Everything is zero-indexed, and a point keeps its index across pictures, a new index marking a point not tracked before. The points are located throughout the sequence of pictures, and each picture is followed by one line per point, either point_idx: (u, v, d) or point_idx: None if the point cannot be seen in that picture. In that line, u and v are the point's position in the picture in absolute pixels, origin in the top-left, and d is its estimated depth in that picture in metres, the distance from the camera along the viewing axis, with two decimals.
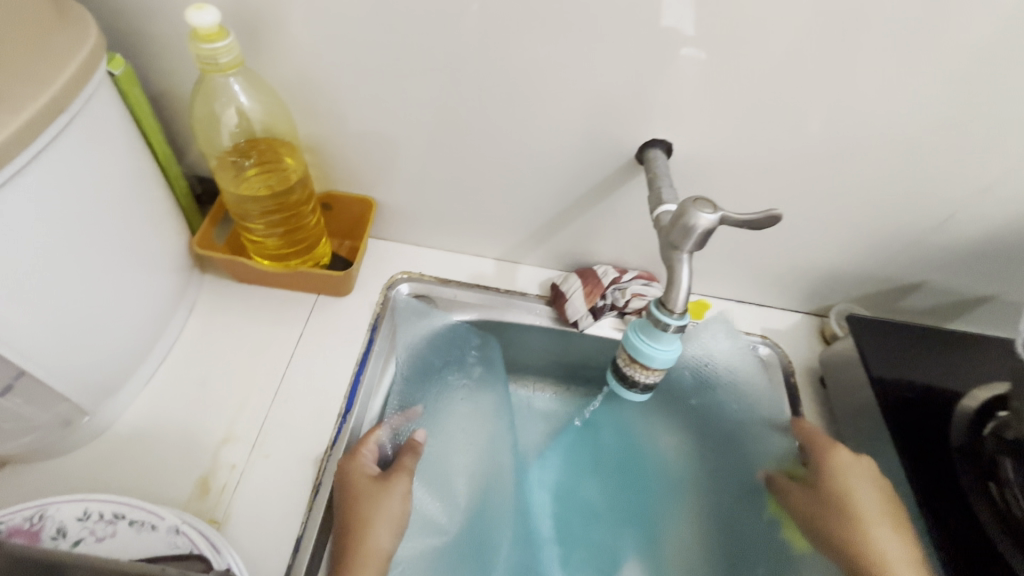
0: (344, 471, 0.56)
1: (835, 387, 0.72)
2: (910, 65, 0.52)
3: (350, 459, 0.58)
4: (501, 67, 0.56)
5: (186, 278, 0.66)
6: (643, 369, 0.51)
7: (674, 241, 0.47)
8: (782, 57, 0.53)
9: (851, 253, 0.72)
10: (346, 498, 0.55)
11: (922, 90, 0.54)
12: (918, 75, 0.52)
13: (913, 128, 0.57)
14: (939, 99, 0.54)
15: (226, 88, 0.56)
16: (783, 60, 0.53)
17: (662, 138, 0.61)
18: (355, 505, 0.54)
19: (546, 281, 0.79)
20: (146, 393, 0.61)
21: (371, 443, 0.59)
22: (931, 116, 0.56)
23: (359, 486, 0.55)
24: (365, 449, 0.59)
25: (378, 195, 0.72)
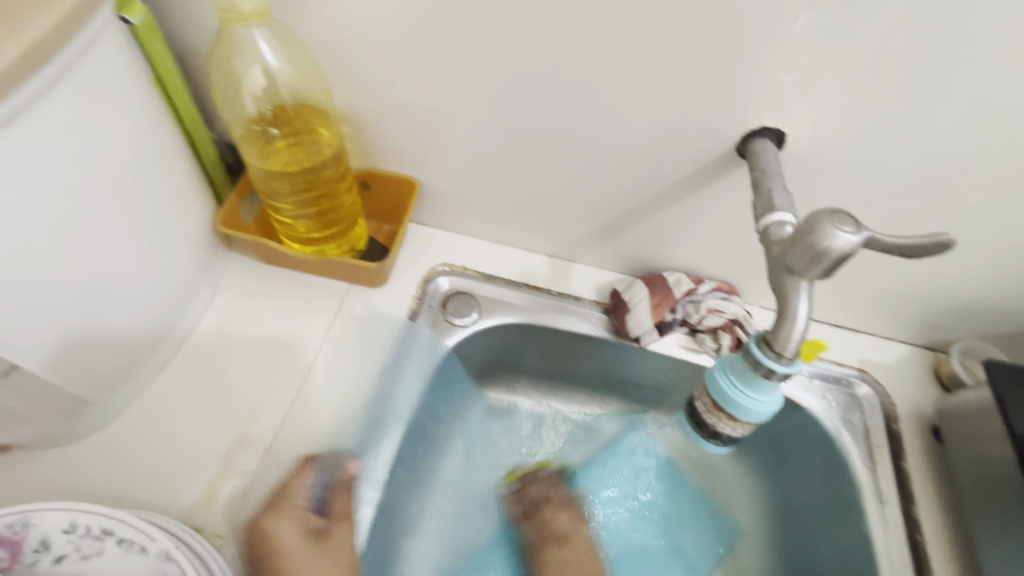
0: (264, 531, 0.50)
1: (953, 442, 0.59)
2: None
3: (274, 517, 0.51)
4: (578, 32, 0.46)
5: (210, 258, 0.61)
6: (728, 420, 0.41)
7: (794, 264, 0.36)
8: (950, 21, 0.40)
9: (993, 281, 0.58)
10: (272, 567, 0.48)
11: None
12: None
13: None
14: None
15: (250, 42, 0.48)
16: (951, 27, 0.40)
17: (770, 126, 0.49)
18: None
19: (604, 285, 0.69)
20: (159, 381, 0.57)
21: (297, 490, 0.53)
22: None
23: (289, 557, 0.49)
24: (292, 498, 0.52)
25: (422, 176, 0.64)
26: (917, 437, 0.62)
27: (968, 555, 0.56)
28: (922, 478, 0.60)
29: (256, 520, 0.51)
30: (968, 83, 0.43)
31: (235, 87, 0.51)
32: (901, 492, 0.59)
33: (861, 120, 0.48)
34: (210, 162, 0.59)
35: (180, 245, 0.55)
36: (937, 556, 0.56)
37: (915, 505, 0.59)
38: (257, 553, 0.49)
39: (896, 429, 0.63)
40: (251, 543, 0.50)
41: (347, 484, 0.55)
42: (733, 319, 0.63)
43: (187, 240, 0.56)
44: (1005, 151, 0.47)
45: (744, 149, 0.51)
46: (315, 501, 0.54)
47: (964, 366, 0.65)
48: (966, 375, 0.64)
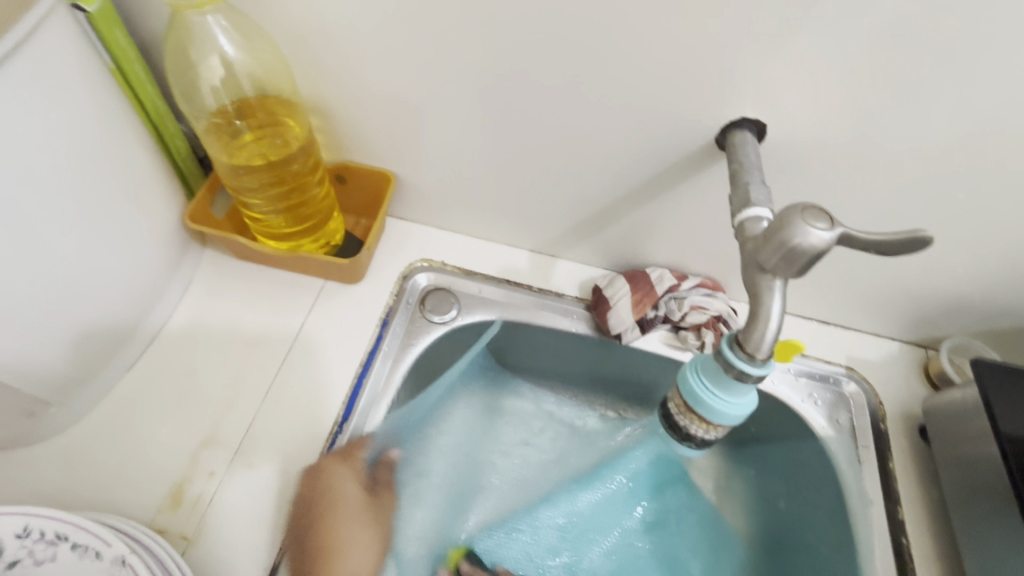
0: (333, 479, 0.52)
1: (939, 441, 0.57)
2: None
3: (341, 467, 0.53)
4: (548, 19, 0.45)
5: (180, 254, 0.60)
6: (700, 422, 0.40)
7: (765, 262, 0.35)
8: (929, 7, 0.38)
9: (983, 277, 0.56)
10: (325, 509, 0.51)
11: None
12: None
13: None
14: None
15: (207, 32, 0.47)
16: (930, 13, 0.39)
17: (751, 118, 0.47)
18: (329, 521, 0.51)
19: (587, 281, 0.67)
20: (127, 380, 0.56)
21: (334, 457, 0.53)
22: None
23: (344, 501, 0.52)
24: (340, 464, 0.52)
25: (398, 169, 0.62)
26: (904, 436, 0.61)
27: (953, 556, 0.55)
28: (908, 478, 0.59)
29: (323, 467, 0.52)
30: (954, 71, 0.41)
31: (192, 78, 0.50)
32: (885, 493, 0.58)
33: (844, 111, 0.46)
34: (181, 156, 0.58)
35: (146, 240, 0.54)
36: (921, 558, 0.55)
37: (899, 506, 0.57)
38: (319, 494, 0.51)
39: (883, 428, 0.61)
40: (312, 494, 0.51)
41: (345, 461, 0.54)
42: (717, 316, 0.62)
43: (154, 235, 0.55)
44: (993, 142, 0.45)
45: (724, 141, 0.49)
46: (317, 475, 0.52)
47: (953, 363, 0.63)
48: (955, 373, 0.62)
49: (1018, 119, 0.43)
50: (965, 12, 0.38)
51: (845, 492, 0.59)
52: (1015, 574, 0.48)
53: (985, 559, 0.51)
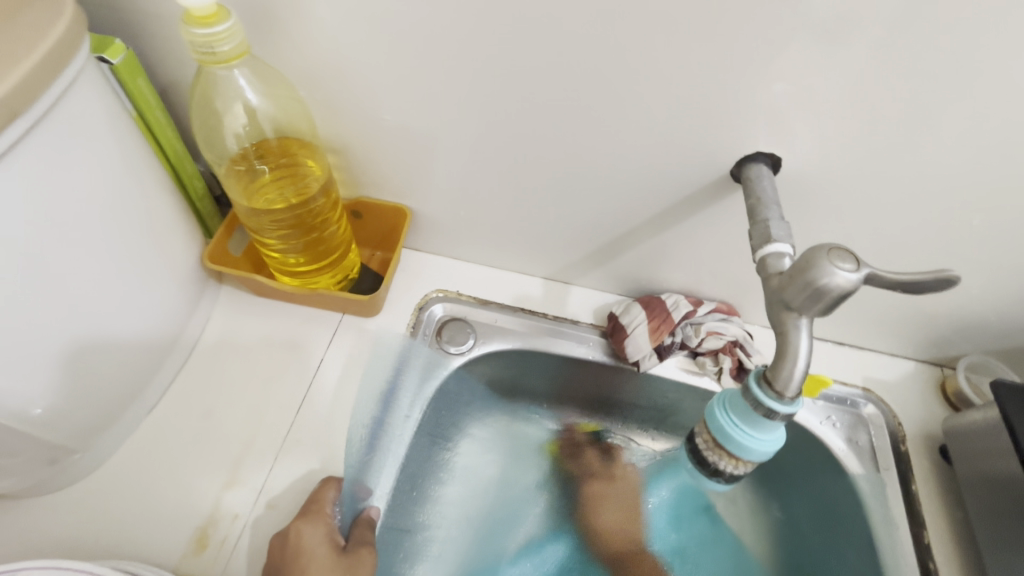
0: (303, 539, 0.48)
1: (960, 462, 0.57)
2: None
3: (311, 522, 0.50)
4: (566, 58, 0.46)
5: (199, 293, 0.60)
6: (730, 459, 0.40)
7: (791, 301, 0.35)
8: (934, 44, 0.40)
9: (998, 298, 0.57)
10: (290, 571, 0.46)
11: None
12: None
13: None
14: None
15: (231, 82, 0.48)
16: (936, 50, 0.40)
17: (764, 150, 0.48)
18: None
19: (602, 308, 0.68)
20: (148, 420, 0.56)
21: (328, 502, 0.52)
22: None
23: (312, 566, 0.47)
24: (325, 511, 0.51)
25: (413, 202, 0.63)
26: (926, 458, 0.61)
27: None
28: (932, 500, 0.58)
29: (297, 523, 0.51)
30: (965, 102, 0.42)
31: (215, 126, 0.51)
32: (910, 515, 0.58)
33: (858, 141, 0.47)
34: (197, 195, 0.58)
35: (167, 281, 0.54)
36: None
37: (925, 530, 0.57)
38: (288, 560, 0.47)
39: (904, 450, 0.61)
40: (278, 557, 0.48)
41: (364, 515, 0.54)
42: (733, 340, 0.62)
43: (175, 275, 0.55)
44: (1005, 168, 0.46)
45: (739, 173, 0.50)
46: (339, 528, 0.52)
47: (970, 382, 0.64)
48: (973, 392, 0.62)
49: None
50: (970, 49, 0.39)
51: (869, 519, 0.58)
52: None
53: None
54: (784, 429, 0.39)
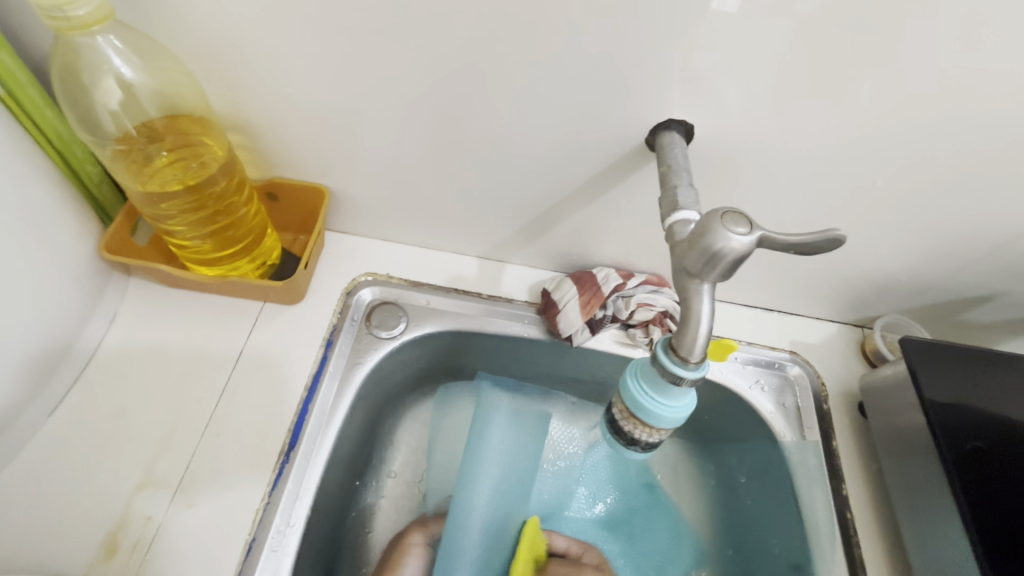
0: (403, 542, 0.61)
1: (874, 416, 0.60)
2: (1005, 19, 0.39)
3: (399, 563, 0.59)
4: (470, 25, 0.44)
5: (101, 287, 0.56)
6: (645, 427, 0.40)
7: (689, 266, 0.35)
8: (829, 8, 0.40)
9: (907, 258, 0.59)
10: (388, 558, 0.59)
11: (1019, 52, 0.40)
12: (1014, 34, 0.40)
13: (999, 102, 0.44)
14: None
15: (98, 52, 0.44)
16: (831, 14, 0.40)
17: (679, 119, 0.48)
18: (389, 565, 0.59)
19: (536, 285, 0.67)
20: (48, 425, 0.52)
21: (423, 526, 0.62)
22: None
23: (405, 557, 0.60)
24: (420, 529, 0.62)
25: (333, 183, 0.60)
26: (845, 413, 0.64)
27: (892, 525, 0.57)
28: (850, 454, 0.61)
29: (221, 522, 0.49)
30: (862, 63, 0.43)
31: (88, 105, 0.47)
32: (831, 470, 0.60)
33: (768, 107, 0.47)
34: (92, 182, 0.54)
35: (56, 276, 0.50)
36: (864, 530, 0.57)
37: (843, 483, 0.59)
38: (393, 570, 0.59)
39: (825, 409, 0.64)
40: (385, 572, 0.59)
41: (290, 494, 0.52)
42: (664, 311, 0.63)
43: (65, 268, 0.51)
44: (906, 131, 0.47)
45: (654, 141, 0.50)
46: (260, 529, 0.50)
47: (886, 340, 0.67)
48: (888, 349, 0.66)
49: (923, 109, 0.45)
50: (863, 13, 0.40)
51: (794, 473, 0.60)
52: (945, 532, 0.50)
53: (917, 523, 0.53)
54: (695, 393, 0.40)
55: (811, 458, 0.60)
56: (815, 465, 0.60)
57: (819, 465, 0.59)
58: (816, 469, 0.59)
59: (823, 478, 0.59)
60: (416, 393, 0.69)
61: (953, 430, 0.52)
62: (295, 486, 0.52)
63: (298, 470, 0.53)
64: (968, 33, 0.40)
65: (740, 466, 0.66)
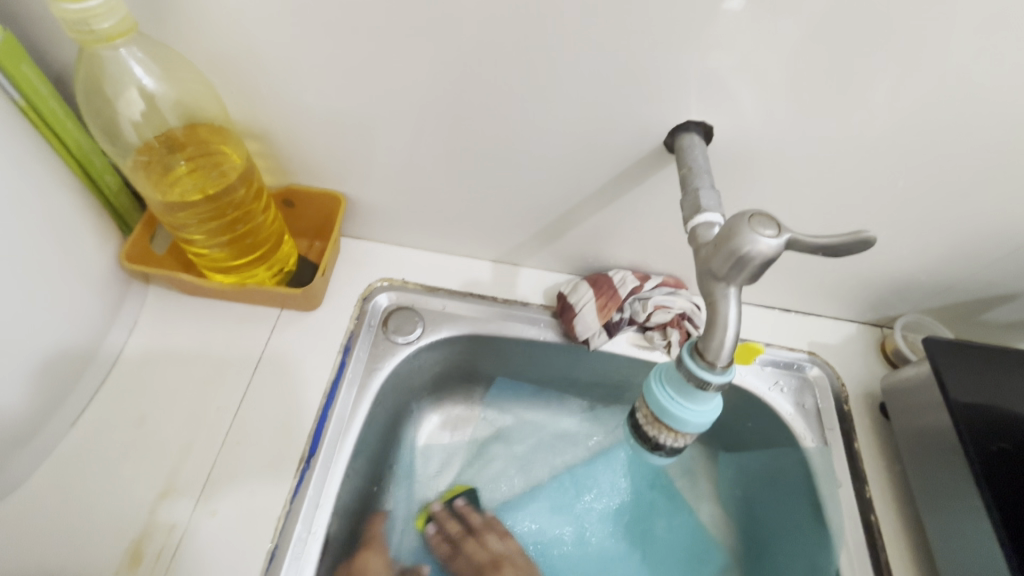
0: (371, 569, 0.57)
1: (897, 417, 0.59)
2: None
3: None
4: (487, 31, 0.44)
5: (121, 296, 0.57)
6: (670, 432, 0.40)
7: (716, 270, 0.35)
8: (850, 8, 0.39)
9: (929, 257, 0.58)
10: None
11: None
12: None
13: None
14: None
15: (120, 64, 0.44)
16: (852, 14, 0.40)
17: (698, 121, 0.48)
18: None
19: (551, 288, 0.67)
20: (72, 434, 0.52)
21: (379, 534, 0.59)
22: None
23: None
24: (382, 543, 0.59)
25: (349, 189, 0.61)
26: (867, 414, 0.63)
27: (918, 529, 0.56)
28: (873, 456, 0.60)
29: (243, 530, 0.49)
30: (884, 63, 0.42)
31: (110, 115, 0.47)
32: (854, 472, 0.59)
33: (788, 106, 0.46)
34: (111, 192, 0.54)
35: (79, 286, 0.51)
36: (889, 534, 0.56)
37: (866, 485, 0.59)
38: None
39: (847, 410, 0.63)
40: None
41: (311, 501, 0.52)
42: (681, 313, 0.62)
43: (87, 278, 0.52)
44: (929, 128, 0.46)
45: (672, 143, 0.49)
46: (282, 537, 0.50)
47: (907, 340, 0.66)
48: (910, 349, 0.65)
49: (946, 108, 0.45)
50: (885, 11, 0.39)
51: (816, 479, 0.59)
52: (973, 536, 0.50)
53: (944, 526, 0.53)
54: (721, 398, 0.39)
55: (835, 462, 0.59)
56: (834, 470, 0.59)
57: (839, 470, 0.59)
58: (839, 475, 0.59)
59: (847, 482, 0.58)
60: (432, 396, 0.69)
61: (980, 431, 0.51)
62: (316, 493, 0.52)
63: (318, 477, 0.53)
64: (994, 28, 0.39)
65: (761, 470, 0.66)
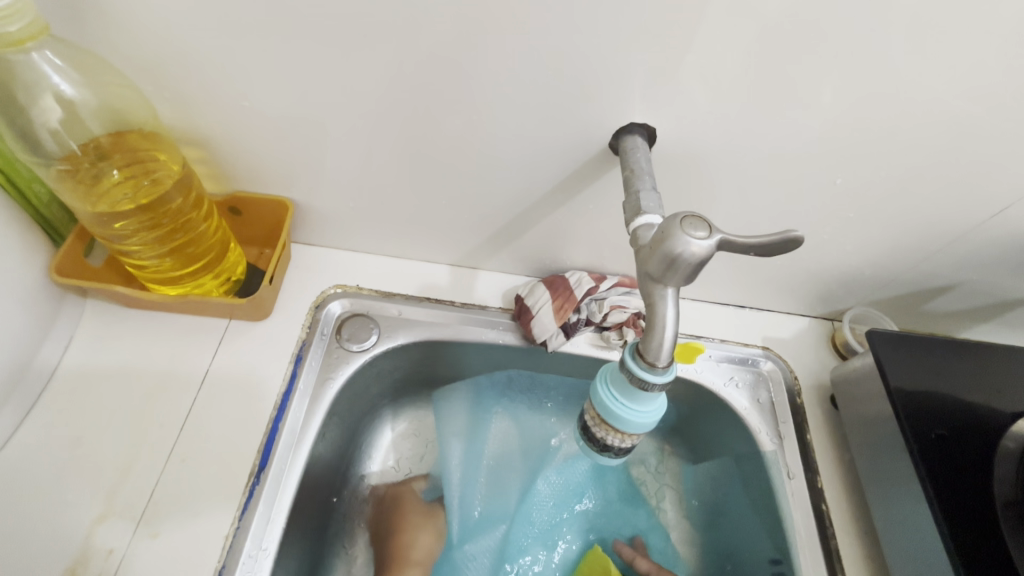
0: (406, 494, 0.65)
1: (847, 408, 0.61)
2: (944, 22, 0.40)
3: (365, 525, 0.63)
4: (426, 36, 0.43)
5: (54, 311, 0.54)
6: (616, 433, 0.40)
7: (652, 272, 0.35)
8: (778, 14, 0.40)
9: (870, 252, 0.60)
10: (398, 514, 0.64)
11: (961, 53, 0.42)
12: (953, 37, 0.41)
13: (946, 101, 0.45)
14: (980, 64, 0.42)
15: (35, 71, 0.42)
16: (781, 20, 0.41)
17: (641, 123, 0.48)
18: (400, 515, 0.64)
19: (509, 291, 0.67)
20: (0, 458, 0.50)
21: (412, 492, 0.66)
22: (968, 86, 0.44)
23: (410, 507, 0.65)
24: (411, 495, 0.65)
25: (297, 195, 0.59)
26: (818, 406, 0.65)
27: (866, 515, 0.58)
28: (824, 446, 0.62)
29: (188, 549, 0.48)
30: (814, 67, 0.44)
31: (25, 127, 0.44)
32: (805, 463, 0.61)
33: (729, 107, 0.47)
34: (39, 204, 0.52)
35: (6, 303, 0.48)
36: (839, 522, 0.58)
37: (818, 476, 0.60)
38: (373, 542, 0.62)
39: (799, 403, 0.64)
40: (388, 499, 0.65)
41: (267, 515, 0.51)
42: (637, 313, 0.63)
43: (15, 293, 0.49)
44: (864, 126, 0.48)
45: (617, 145, 0.50)
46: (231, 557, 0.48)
47: (855, 332, 0.68)
48: (858, 341, 0.67)
49: (874, 108, 0.46)
50: (812, 17, 0.40)
51: (769, 472, 0.60)
52: (913, 518, 0.51)
53: (890, 512, 0.54)
54: (665, 398, 0.40)
55: (788, 455, 0.61)
56: (781, 464, 0.60)
57: (788, 463, 0.60)
58: (789, 467, 0.60)
59: (797, 474, 0.60)
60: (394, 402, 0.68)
61: (919, 418, 0.53)
62: (265, 509, 0.51)
63: (272, 487, 0.52)
64: (914, 32, 0.41)
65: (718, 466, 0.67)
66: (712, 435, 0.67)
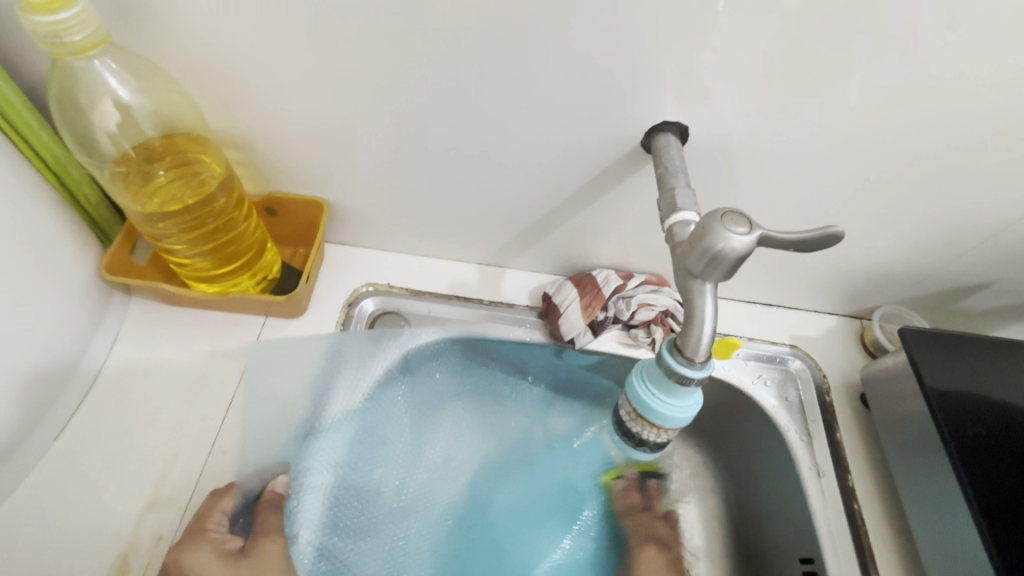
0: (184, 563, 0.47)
1: (877, 407, 0.60)
2: (983, 18, 0.40)
3: (191, 546, 0.48)
4: (464, 39, 0.44)
5: (102, 309, 0.56)
6: (653, 427, 0.41)
7: (691, 267, 0.36)
8: (815, 12, 0.41)
9: (903, 250, 0.60)
10: None
11: (1000, 49, 0.42)
12: (993, 32, 0.41)
13: (984, 97, 0.45)
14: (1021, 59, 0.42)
15: (94, 76, 0.44)
16: (817, 17, 0.41)
17: (673, 121, 0.49)
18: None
19: (537, 289, 0.67)
20: (54, 449, 0.52)
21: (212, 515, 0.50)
22: (1008, 81, 0.43)
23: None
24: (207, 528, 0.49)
25: (331, 195, 0.61)
26: (847, 404, 0.64)
27: (899, 514, 0.58)
28: (855, 445, 0.62)
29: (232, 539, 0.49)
30: (849, 64, 0.44)
31: (85, 128, 0.47)
32: (835, 462, 0.60)
33: (761, 105, 0.47)
34: (90, 204, 0.54)
35: (62, 301, 0.50)
36: (871, 520, 0.58)
37: (849, 475, 0.60)
38: None
39: (829, 401, 0.64)
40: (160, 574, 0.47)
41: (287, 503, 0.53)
42: (664, 311, 0.63)
43: (69, 291, 0.51)
44: (899, 123, 0.48)
45: (649, 143, 0.50)
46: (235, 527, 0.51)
47: (885, 331, 0.68)
48: (888, 340, 0.66)
49: (910, 106, 0.46)
50: (848, 15, 0.41)
51: (797, 470, 0.60)
52: (949, 516, 0.51)
53: (925, 511, 0.54)
54: (701, 392, 0.40)
55: (816, 453, 0.61)
56: (808, 462, 0.60)
57: (815, 461, 0.60)
58: (817, 465, 0.60)
59: (826, 472, 0.60)
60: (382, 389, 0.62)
61: (954, 416, 0.52)
62: None
63: None
64: (952, 28, 0.41)
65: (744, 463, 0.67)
66: (737, 431, 0.67)
